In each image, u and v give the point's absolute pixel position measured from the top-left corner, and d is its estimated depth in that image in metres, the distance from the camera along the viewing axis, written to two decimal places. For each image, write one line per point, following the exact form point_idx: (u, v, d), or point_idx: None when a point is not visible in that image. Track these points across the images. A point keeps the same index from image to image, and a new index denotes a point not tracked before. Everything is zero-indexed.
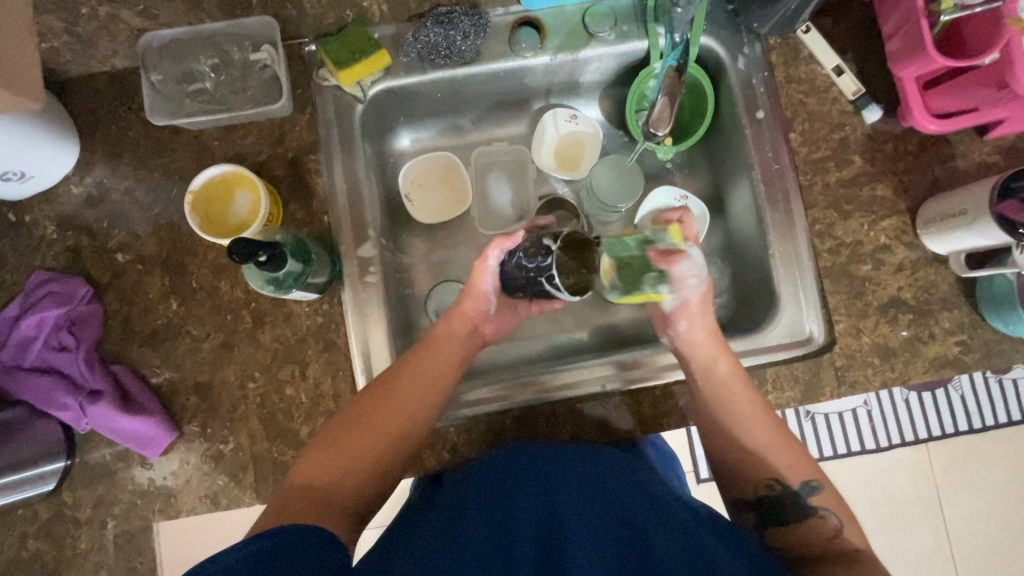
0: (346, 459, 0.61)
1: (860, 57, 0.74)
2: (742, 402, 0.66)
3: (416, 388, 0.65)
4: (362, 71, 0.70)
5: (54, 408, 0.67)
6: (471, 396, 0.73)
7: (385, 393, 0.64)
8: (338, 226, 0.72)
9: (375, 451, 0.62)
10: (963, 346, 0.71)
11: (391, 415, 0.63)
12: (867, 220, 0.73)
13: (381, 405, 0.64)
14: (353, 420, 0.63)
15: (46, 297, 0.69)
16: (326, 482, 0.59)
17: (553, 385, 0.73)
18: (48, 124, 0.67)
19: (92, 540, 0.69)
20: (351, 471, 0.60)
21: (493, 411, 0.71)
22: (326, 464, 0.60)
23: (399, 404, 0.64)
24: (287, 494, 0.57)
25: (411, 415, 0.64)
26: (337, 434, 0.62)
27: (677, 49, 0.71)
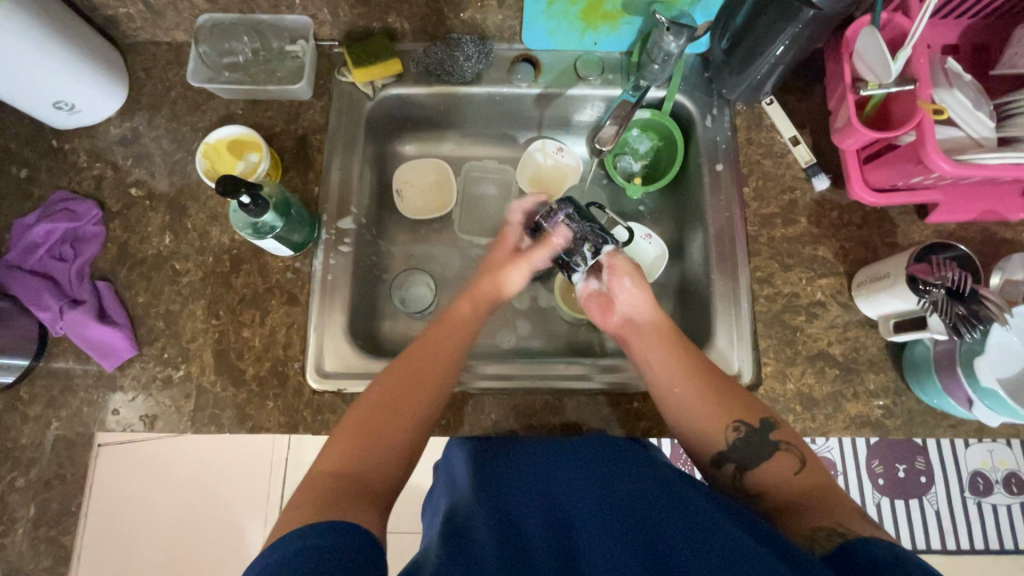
0: (381, 446, 0.59)
1: (815, 132, 0.82)
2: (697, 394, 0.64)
3: (433, 378, 0.65)
4: (373, 73, 0.82)
5: (37, 307, 0.73)
6: (482, 370, 0.80)
7: (410, 380, 0.64)
8: (327, 199, 0.81)
9: (398, 445, 0.59)
10: (885, 409, 0.73)
11: (413, 401, 0.62)
12: (805, 276, 0.78)
13: (400, 394, 0.62)
14: (375, 405, 0.61)
15: (62, 212, 0.78)
16: (360, 470, 0.56)
17: (554, 376, 0.79)
18: (103, 70, 0.79)
19: (34, 437, 0.73)
20: (385, 457, 0.58)
21: (500, 390, 0.77)
22: (349, 456, 0.57)
23: (418, 391, 0.63)
24: (320, 483, 0.54)
25: (435, 391, 0.64)
26: (358, 424, 0.60)
27: (636, 88, 0.81)
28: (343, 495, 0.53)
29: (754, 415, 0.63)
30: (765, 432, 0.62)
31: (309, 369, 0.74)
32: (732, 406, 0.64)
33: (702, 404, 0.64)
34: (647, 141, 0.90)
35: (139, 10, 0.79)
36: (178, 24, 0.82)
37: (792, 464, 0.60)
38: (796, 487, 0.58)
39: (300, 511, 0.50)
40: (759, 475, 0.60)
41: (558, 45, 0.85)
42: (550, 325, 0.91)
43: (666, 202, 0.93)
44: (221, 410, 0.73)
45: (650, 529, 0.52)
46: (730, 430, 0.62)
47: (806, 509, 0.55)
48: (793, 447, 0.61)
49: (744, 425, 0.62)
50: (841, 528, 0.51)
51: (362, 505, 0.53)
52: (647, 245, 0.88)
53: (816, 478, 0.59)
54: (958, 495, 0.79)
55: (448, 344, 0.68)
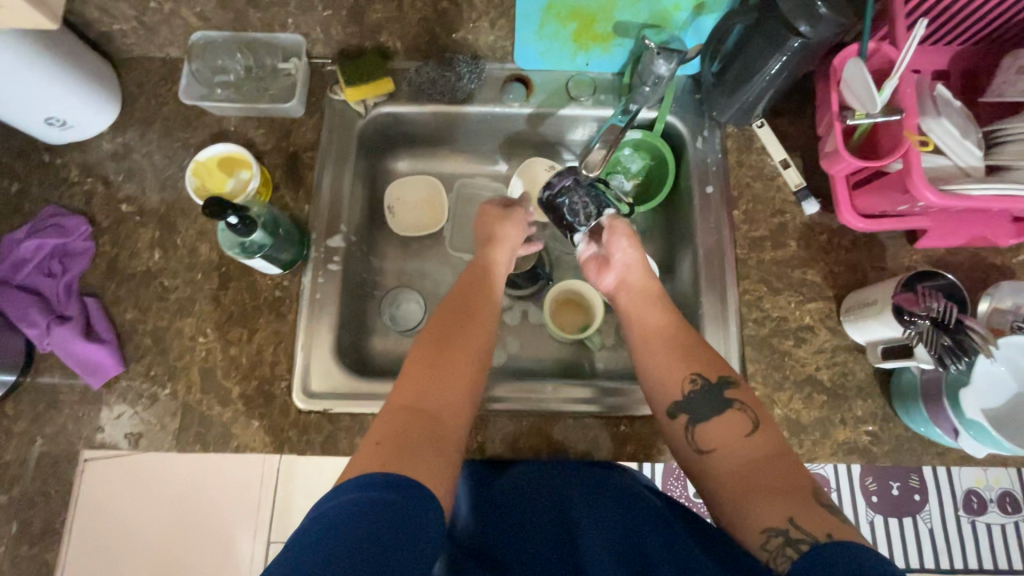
0: (447, 379, 0.59)
1: (805, 156, 0.82)
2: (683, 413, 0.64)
3: (484, 317, 0.66)
4: (367, 91, 0.82)
5: (24, 323, 0.73)
6: (497, 394, 0.79)
7: (462, 318, 0.65)
8: (317, 216, 0.81)
9: (465, 379, 0.60)
10: (871, 436, 0.73)
11: (470, 339, 0.63)
12: (794, 300, 0.78)
13: (454, 332, 0.63)
14: (433, 346, 0.62)
15: (52, 227, 0.78)
16: (431, 406, 0.57)
17: (549, 398, 0.79)
18: (95, 86, 0.80)
19: (19, 452, 0.73)
20: (456, 397, 0.59)
21: (512, 411, 0.77)
22: (424, 387, 0.58)
23: (473, 327, 0.65)
24: (394, 415, 0.55)
25: (486, 333, 0.65)
26: (427, 360, 0.61)
27: (625, 113, 0.81)
28: (412, 431, 0.54)
29: (713, 371, 0.63)
30: (723, 389, 0.62)
31: (296, 389, 0.74)
32: (691, 359, 0.64)
33: (670, 359, 0.65)
34: (639, 161, 0.90)
35: (133, 27, 0.80)
36: (172, 40, 0.82)
37: (746, 425, 0.58)
38: (745, 451, 0.57)
39: (382, 449, 0.52)
40: (711, 432, 0.59)
41: (550, 65, 0.85)
42: (540, 344, 0.91)
43: (658, 222, 0.93)
44: (206, 429, 0.73)
45: (637, 546, 0.58)
46: (688, 381, 0.63)
47: (758, 491, 0.53)
48: (750, 409, 0.60)
49: (702, 378, 0.63)
50: (796, 529, 0.48)
51: (437, 444, 0.54)
52: None
53: (763, 449, 0.56)
54: (953, 514, 0.72)
55: (490, 296, 0.70)
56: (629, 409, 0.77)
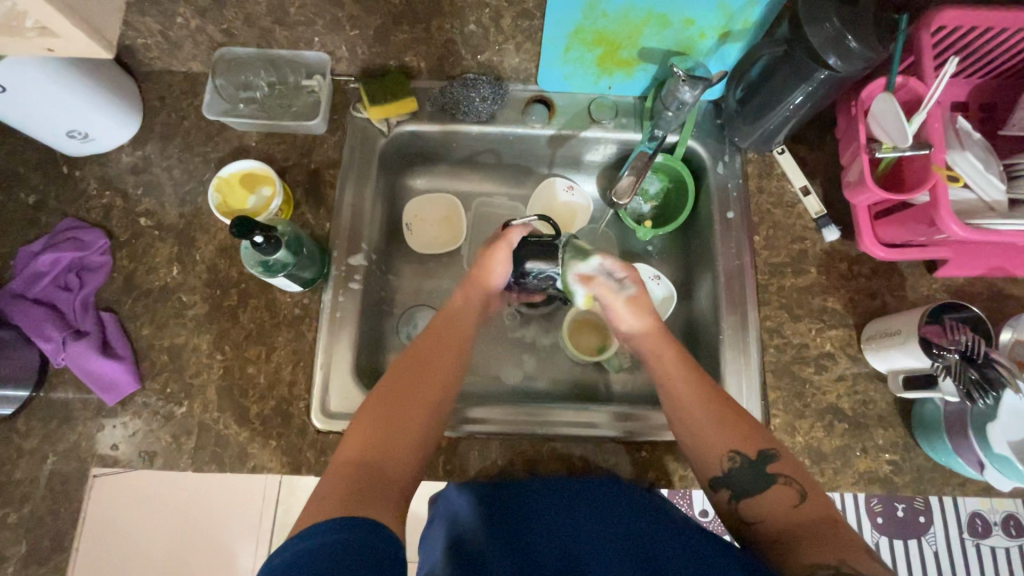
0: (392, 430, 0.60)
1: (825, 183, 0.83)
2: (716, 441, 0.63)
3: (439, 367, 0.66)
4: (390, 111, 0.82)
5: (38, 338, 0.72)
6: (477, 413, 0.78)
7: (421, 366, 0.65)
8: (338, 234, 0.80)
9: (415, 436, 0.61)
10: (893, 465, 0.73)
11: (422, 388, 0.64)
12: (815, 326, 0.78)
13: (411, 385, 0.63)
14: (387, 399, 0.62)
15: (69, 241, 0.77)
16: (370, 457, 0.58)
17: (557, 420, 0.78)
18: (118, 100, 0.79)
19: (30, 471, 0.71)
20: (401, 448, 0.59)
21: (492, 433, 0.76)
22: (370, 441, 0.59)
23: (427, 378, 0.65)
24: (335, 472, 0.56)
25: (444, 382, 0.65)
26: (376, 415, 0.61)
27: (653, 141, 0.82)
28: (356, 487, 0.54)
29: (754, 445, 0.62)
30: (764, 463, 0.61)
31: (314, 409, 0.73)
32: (739, 434, 0.63)
33: (711, 421, 0.64)
34: (657, 182, 0.91)
35: (157, 41, 0.80)
36: (195, 55, 0.82)
37: (795, 496, 0.59)
38: (792, 520, 0.58)
39: (329, 502, 0.52)
40: (752, 504, 0.60)
41: (572, 89, 0.86)
42: (555, 365, 0.90)
43: (675, 244, 0.93)
44: (222, 448, 0.72)
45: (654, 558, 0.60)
46: (727, 458, 0.62)
47: (807, 540, 0.55)
48: (796, 481, 0.60)
49: (741, 455, 0.62)
50: (846, 567, 0.50)
51: (385, 499, 0.55)
52: (655, 286, 0.88)
53: (814, 512, 0.57)
54: (959, 536, 0.72)
55: (453, 337, 0.69)
56: (642, 435, 0.77)
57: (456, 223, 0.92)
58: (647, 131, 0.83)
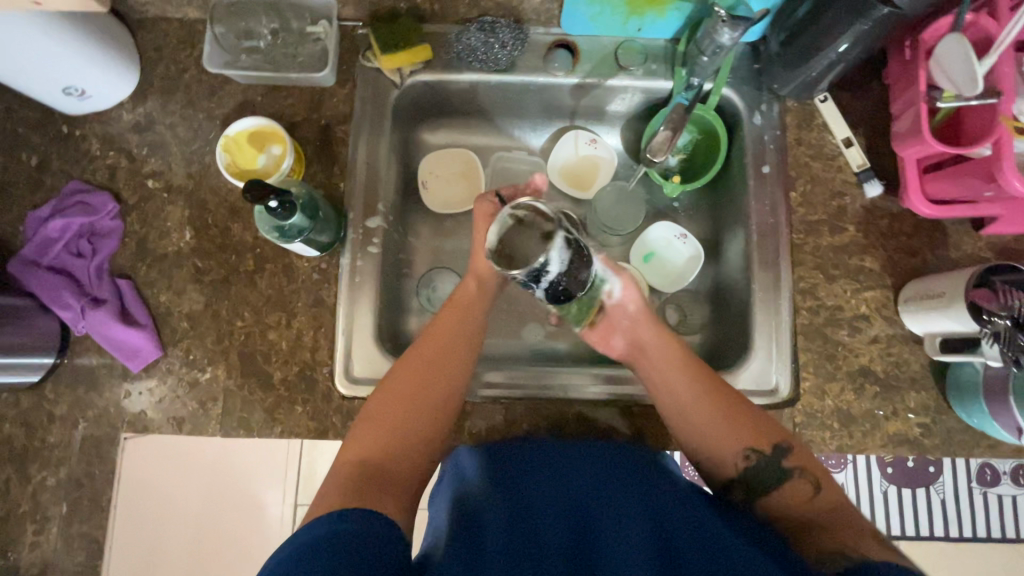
0: (396, 429, 0.61)
1: (870, 134, 0.77)
2: (718, 416, 0.64)
3: (444, 371, 0.65)
4: (403, 59, 0.76)
5: (58, 305, 0.72)
6: (489, 378, 0.76)
7: (425, 374, 0.64)
8: (353, 195, 0.77)
9: (417, 437, 0.61)
10: (923, 428, 0.72)
11: (429, 391, 0.63)
12: (850, 288, 0.75)
13: (411, 382, 0.63)
14: (393, 400, 0.62)
15: (77, 205, 0.75)
16: (380, 459, 0.59)
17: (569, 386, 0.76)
18: (113, 52, 0.74)
19: (61, 436, 0.72)
20: (407, 449, 0.60)
21: (502, 398, 0.75)
22: (379, 445, 0.60)
23: (434, 381, 0.64)
24: (339, 472, 0.57)
25: (448, 389, 0.64)
26: (383, 422, 0.61)
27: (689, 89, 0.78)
28: (358, 485, 0.55)
29: (766, 441, 0.62)
30: (781, 457, 0.61)
31: (338, 375, 0.73)
32: (744, 431, 0.63)
33: (720, 424, 0.63)
34: (685, 135, 0.86)
35: None
36: None
37: (808, 488, 0.60)
38: (811, 511, 0.58)
39: (327, 501, 0.54)
40: (774, 501, 0.60)
41: (598, 31, 0.80)
42: (578, 328, 0.88)
43: (703, 201, 0.89)
44: (250, 414, 0.72)
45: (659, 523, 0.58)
46: (740, 458, 0.62)
47: (823, 534, 0.55)
48: (810, 473, 0.60)
49: (754, 453, 0.62)
50: (855, 552, 0.51)
51: (394, 494, 0.56)
52: (681, 245, 0.86)
53: (832, 501, 0.58)
54: (968, 485, 0.86)
55: (455, 330, 0.68)
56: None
57: (475, 179, 0.89)
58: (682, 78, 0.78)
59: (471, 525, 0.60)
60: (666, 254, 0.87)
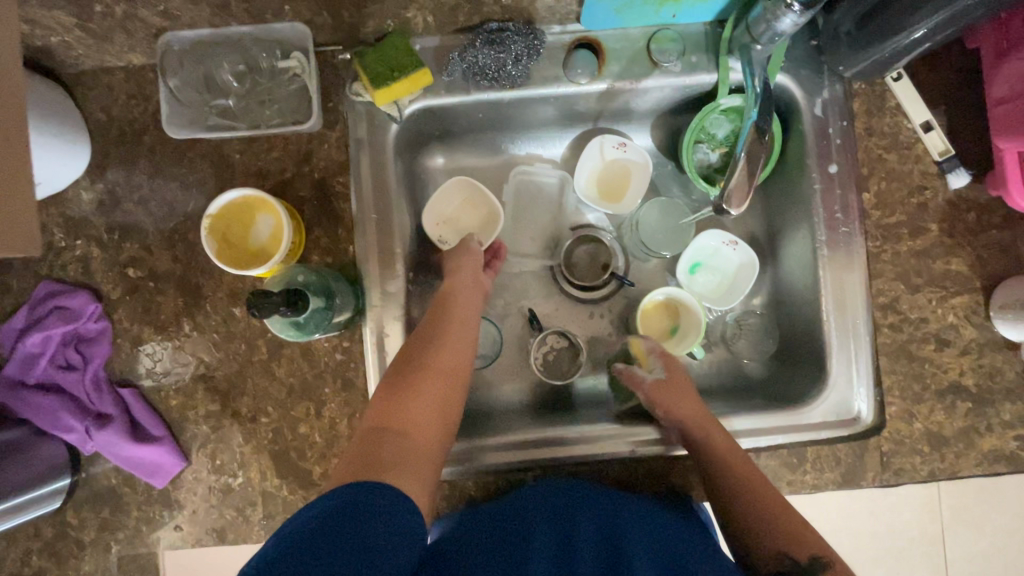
0: (409, 398, 0.60)
1: (953, 114, 0.66)
2: (761, 494, 0.62)
3: (450, 345, 0.65)
4: (400, 91, 0.64)
5: (59, 429, 0.64)
6: (490, 446, 0.69)
7: (433, 347, 0.64)
8: (365, 256, 0.67)
9: (429, 397, 0.61)
10: (1021, 441, 0.66)
11: (441, 356, 0.64)
12: (936, 296, 0.67)
13: (423, 360, 0.63)
14: (401, 371, 0.62)
15: (53, 311, 0.65)
16: (398, 429, 0.58)
17: (579, 443, 0.69)
18: (53, 126, 0.62)
19: (96, 562, 0.67)
20: (420, 424, 0.60)
21: (510, 464, 0.68)
22: (390, 413, 0.59)
23: (441, 348, 0.64)
24: (362, 439, 0.58)
25: (454, 366, 0.64)
26: (388, 391, 0.61)
27: (757, 99, 0.62)
28: (375, 455, 0.56)
29: (799, 544, 0.59)
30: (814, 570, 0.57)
31: None
32: (785, 529, 0.60)
33: (768, 501, 0.62)
34: (727, 125, 0.72)
35: (79, 37, 0.60)
36: (133, 47, 0.63)
37: None
38: None
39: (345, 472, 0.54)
40: None
41: (625, 23, 0.67)
42: None
43: (753, 200, 0.79)
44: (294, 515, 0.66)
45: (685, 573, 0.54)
46: (776, 557, 0.59)
47: None
48: None
49: (789, 558, 0.59)
50: None
51: (418, 469, 0.56)
52: (731, 252, 0.77)
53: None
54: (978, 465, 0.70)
55: (466, 315, 0.68)
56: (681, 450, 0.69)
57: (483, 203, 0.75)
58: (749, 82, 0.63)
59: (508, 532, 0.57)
60: (713, 264, 0.78)
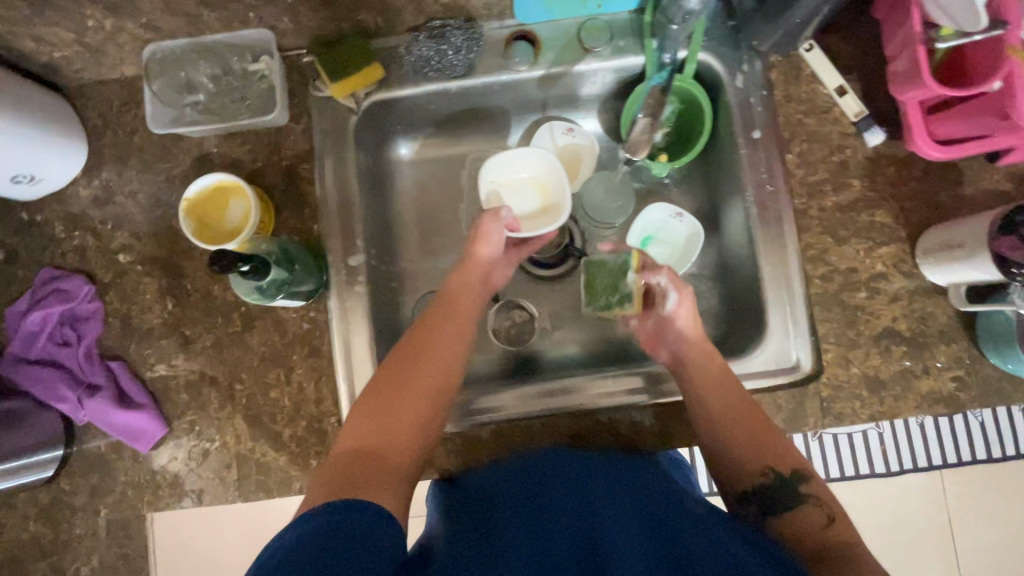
0: (393, 405, 0.60)
1: (865, 77, 0.72)
2: (749, 420, 0.64)
3: (438, 342, 0.65)
4: (357, 82, 0.71)
5: (55, 399, 0.71)
6: (489, 402, 0.74)
7: (424, 348, 0.64)
8: (329, 234, 0.73)
9: (415, 409, 0.60)
10: (959, 382, 0.68)
11: (434, 362, 0.64)
12: (863, 247, 0.70)
13: (406, 361, 0.63)
14: (386, 374, 0.62)
15: (52, 293, 0.73)
16: (375, 442, 0.58)
17: (581, 399, 0.73)
18: (53, 129, 0.70)
19: (87, 526, 0.72)
20: (408, 426, 0.60)
21: (513, 418, 0.73)
22: (372, 418, 0.59)
23: (433, 347, 0.65)
24: (339, 459, 0.56)
25: (439, 360, 0.64)
26: (372, 397, 0.61)
27: (663, 70, 0.72)
28: (357, 469, 0.55)
29: (785, 462, 0.61)
30: (795, 484, 0.60)
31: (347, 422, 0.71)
32: (768, 452, 0.62)
33: (753, 426, 0.64)
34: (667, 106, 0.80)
35: (75, 51, 0.69)
36: (123, 58, 0.72)
37: (823, 517, 0.58)
38: (826, 539, 0.56)
39: (327, 486, 0.53)
40: (787, 520, 0.59)
41: (556, 15, 0.74)
42: (587, 326, 0.84)
43: (695, 173, 0.84)
44: (267, 476, 0.71)
45: (663, 536, 0.51)
46: (760, 476, 0.61)
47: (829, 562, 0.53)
48: (825, 503, 0.59)
49: (774, 472, 0.61)
50: None
51: (397, 479, 0.56)
52: (678, 223, 0.81)
53: (843, 534, 0.56)
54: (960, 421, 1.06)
55: (460, 313, 0.69)
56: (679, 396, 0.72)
57: (525, 226, 0.78)
58: (653, 56, 0.73)
59: (478, 518, 0.56)
60: (664, 236, 0.82)
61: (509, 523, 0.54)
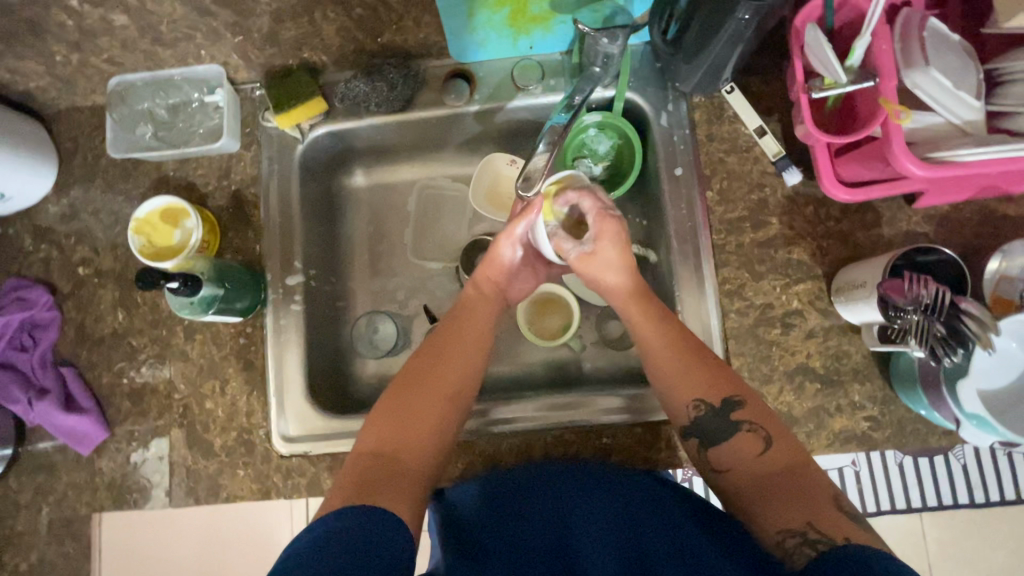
0: (415, 417, 0.60)
1: (784, 119, 0.74)
2: (695, 364, 0.61)
3: (458, 357, 0.66)
4: (299, 115, 0.76)
5: (8, 401, 0.75)
6: (505, 413, 0.75)
7: (437, 354, 0.65)
8: (270, 254, 0.78)
9: (432, 415, 0.60)
10: (872, 421, 0.68)
11: (447, 371, 0.64)
12: (780, 284, 0.72)
13: (426, 368, 0.64)
14: (403, 383, 0.62)
15: (15, 302, 0.78)
16: (393, 450, 0.57)
17: (581, 408, 0.74)
18: (26, 152, 0.77)
19: (29, 522, 0.76)
20: (425, 434, 0.59)
21: (527, 431, 0.74)
22: (390, 429, 0.58)
23: (449, 358, 0.65)
24: (356, 463, 0.56)
25: (462, 370, 0.65)
26: (388, 406, 0.60)
27: (569, 108, 0.73)
28: (373, 477, 0.54)
29: (716, 391, 0.59)
30: (727, 411, 0.58)
31: (275, 436, 0.74)
32: (715, 383, 0.60)
33: (694, 370, 0.61)
34: (607, 141, 0.80)
35: (49, 82, 0.77)
36: (92, 89, 0.79)
37: (760, 441, 0.55)
38: (760, 470, 0.54)
39: (341, 492, 0.53)
40: (724, 451, 0.57)
41: (491, 55, 0.79)
42: (522, 351, 0.86)
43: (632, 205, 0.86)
44: (196, 482, 0.74)
45: (634, 550, 0.55)
46: (691, 407, 0.60)
47: (769, 497, 0.52)
48: (761, 426, 0.56)
49: (705, 403, 0.59)
50: (814, 531, 0.48)
51: (413, 487, 0.55)
52: None
53: (779, 461, 0.54)
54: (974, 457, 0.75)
55: (472, 327, 0.70)
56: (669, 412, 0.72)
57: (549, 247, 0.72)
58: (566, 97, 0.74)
59: (465, 536, 0.59)
60: None
61: (496, 544, 0.58)
